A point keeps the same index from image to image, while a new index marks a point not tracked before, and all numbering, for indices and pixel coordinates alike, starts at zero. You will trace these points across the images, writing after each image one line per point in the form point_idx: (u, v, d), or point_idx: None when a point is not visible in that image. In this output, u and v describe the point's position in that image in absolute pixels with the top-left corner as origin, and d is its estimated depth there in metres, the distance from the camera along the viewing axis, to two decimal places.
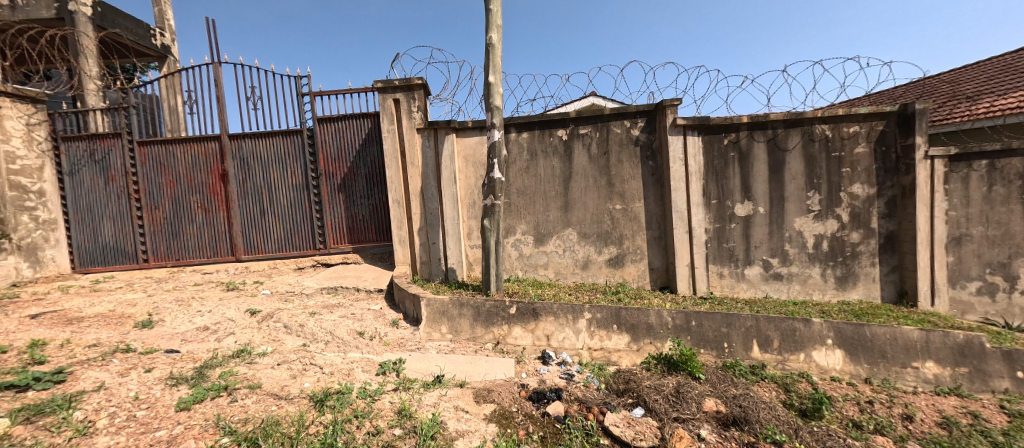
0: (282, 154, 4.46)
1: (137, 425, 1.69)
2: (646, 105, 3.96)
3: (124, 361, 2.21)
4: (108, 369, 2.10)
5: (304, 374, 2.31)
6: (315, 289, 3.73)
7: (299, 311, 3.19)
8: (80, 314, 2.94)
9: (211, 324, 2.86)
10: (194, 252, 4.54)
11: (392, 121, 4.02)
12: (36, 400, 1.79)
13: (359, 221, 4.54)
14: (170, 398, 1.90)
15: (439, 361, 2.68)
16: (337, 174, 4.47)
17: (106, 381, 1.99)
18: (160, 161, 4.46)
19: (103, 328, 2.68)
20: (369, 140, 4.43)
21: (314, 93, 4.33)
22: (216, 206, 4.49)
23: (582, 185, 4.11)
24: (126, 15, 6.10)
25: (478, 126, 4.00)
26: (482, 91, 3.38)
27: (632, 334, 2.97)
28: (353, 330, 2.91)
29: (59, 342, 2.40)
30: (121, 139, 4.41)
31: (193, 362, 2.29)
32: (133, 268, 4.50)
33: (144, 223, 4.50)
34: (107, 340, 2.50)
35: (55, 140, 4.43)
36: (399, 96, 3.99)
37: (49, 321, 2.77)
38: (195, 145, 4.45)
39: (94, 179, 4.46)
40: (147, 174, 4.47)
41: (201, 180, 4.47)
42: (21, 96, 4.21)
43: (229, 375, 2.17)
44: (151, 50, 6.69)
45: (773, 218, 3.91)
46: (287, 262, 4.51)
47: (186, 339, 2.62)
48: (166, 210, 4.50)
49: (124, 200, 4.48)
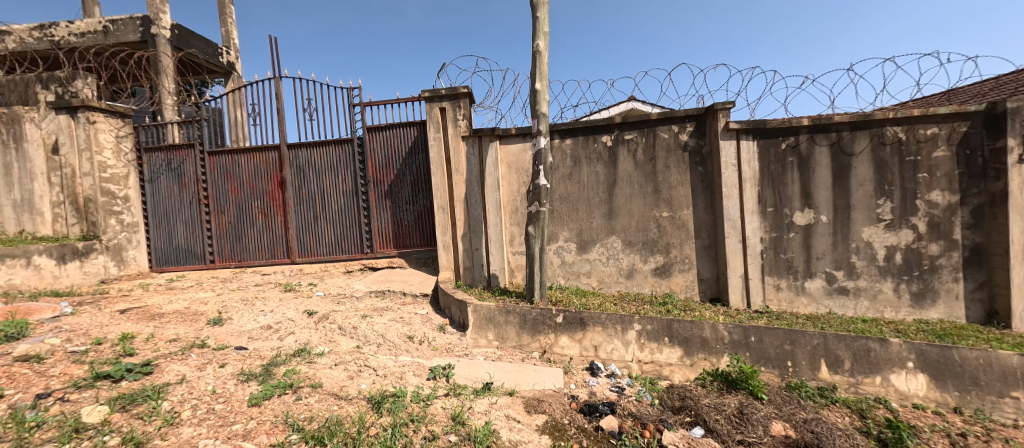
0: (334, 162, 4.68)
1: (215, 418, 1.80)
2: (696, 109, 3.80)
3: (200, 356, 2.37)
4: (188, 363, 2.26)
5: (360, 375, 2.38)
6: (365, 292, 3.86)
7: (352, 313, 3.30)
8: (161, 311, 3.20)
9: (274, 323, 3.03)
10: (255, 254, 4.84)
11: (438, 130, 4.12)
12: (130, 389, 1.95)
13: (404, 227, 4.67)
14: (242, 394, 2.02)
15: (488, 367, 2.68)
16: (385, 181, 4.63)
17: (186, 374, 2.14)
18: (226, 169, 4.82)
19: (180, 324, 2.90)
20: (415, 148, 4.56)
21: (365, 103, 4.52)
22: (274, 211, 4.78)
23: (627, 192, 4.01)
24: (199, 36, 6.67)
25: (521, 133, 4.00)
26: (528, 98, 3.38)
27: (685, 348, 2.83)
28: (403, 334, 2.97)
29: (144, 336, 2.62)
30: (194, 149, 4.81)
31: (260, 360, 2.42)
32: (201, 268, 4.87)
33: (211, 226, 4.86)
34: (184, 336, 2.69)
35: (139, 150, 4.89)
36: (444, 105, 4.09)
37: (135, 316, 3.03)
38: (257, 154, 4.77)
39: (169, 186, 4.88)
40: (215, 181, 4.83)
41: (261, 187, 4.78)
42: (112, 112, 4.68)
43: (292, 373, 2.27)
44: (219, 67, 7.27)
45: (838, 227, 3.63)
46: (337, 265, 4.70)
47: (252, 337, 2.78)
48: (230, 215, 4.84)
49: (195, 205, 4.86)
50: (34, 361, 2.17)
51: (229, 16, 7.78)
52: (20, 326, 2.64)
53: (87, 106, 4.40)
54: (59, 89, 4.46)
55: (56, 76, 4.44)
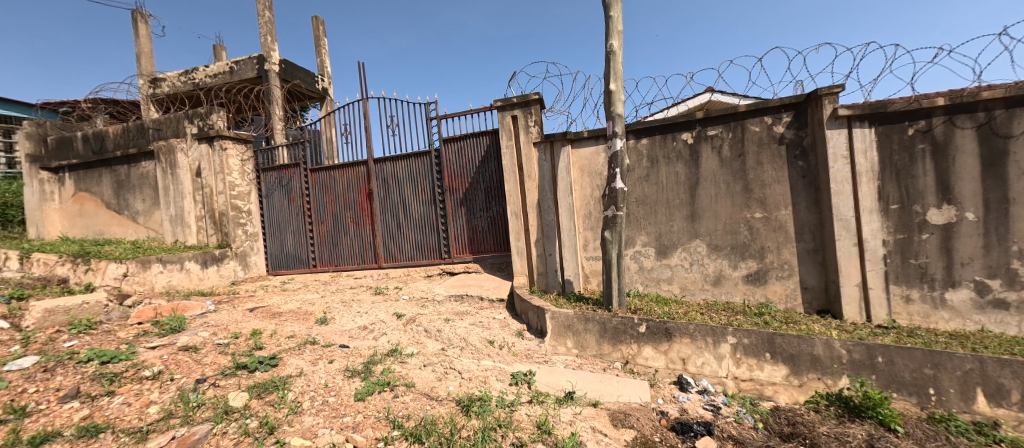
0: (415, 173, 5.00)
1: (329, 410, 2.02)
2: (794, 97, 3.39)
3: (313, 352, 2.68)
4: (304, 358, 2.57)
5: (447, 377, 2.50)
6: (445, 296, 4.06)
7: (435, 316, 3.49)
8: (279, 310, 3.69)
9: (369, 324, 3.32)
10: (349, 259, 5.37)
11: (510, 137, 4.20)
12: (262, 379, 2.28)
13: (478, 233, 4.83)
14: (349, 388, 2.24)
15: (570, 376, 2.64)
16: (460, 190, 4.83)
17: (303, 368, 2.43)
18: (324, 184, 5.41)
19: (295, 322, 3.31)
20: (488, 156, 4.69)
21: (441, 116, 4.76)
22: (364, 221, 5.26)
23: (712, 192, 3.69)
24: (300, 68, 7.61)
25: (594, 135, 3.90)
26: (602, 100, 3.28)
27: (792, 366, 2.52)
28: (484, 339, 3.06)
29: (268, 332, 3.03)
30: (299, 168, 5.49)
31: (361, 357, 2.66)
32: (306, 271, 5.53)
33: (313, 235, 5.49)
34: (298, 333, 3.07)
35: (257, 171, 5.71)
36: (516, 112, 4.15)
37: (260, 314, 3.53)
38: (349, 170, 5.28)
39: (280, 200, 5.62)
40: (315, 195, 5.46)
41: (353, 199, 5.29)
42: (238, 139, 5.51)
43: (389, 372, 2.46)
44: (316, 93, 8.21)
45: (991, 226, 2.96)
46: (418, 270, 5.00)
47: (352, 336, 3.07)
48: (328, 224, 5.42)
49: (300, 216, 5.54)
50: (193, 351, 2.64)
51: (323, 47, 8.77)
52: (181, 320, 3.22)
53: (220, 135, 5.23)
54: (201, 122, 5.36)
55: (198, 112, 5.35)
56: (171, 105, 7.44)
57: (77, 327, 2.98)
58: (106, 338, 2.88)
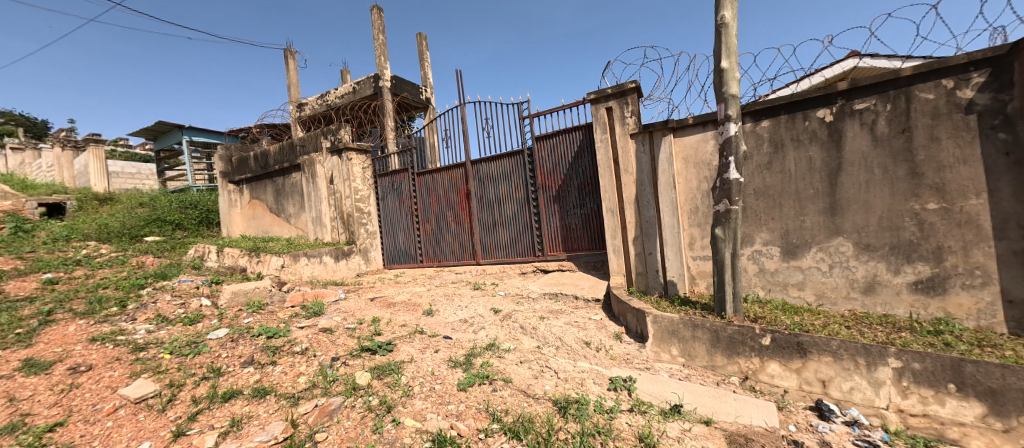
0: (509, 172, 5.13)
1: (436, 396, 2.19)
2: (992, 49, 2.51)
3: (421, 341, 2.94)
4: (414, 346, 2.83)
5: (543, 376, 2.50)
6: (540, 293, 4.08)
7: (531, 313, 3.53)
8: (393, 300, 4.13)
9: (469, 317, 3.51)
10: (450, 255, 5.77)
11: (604, 131, 4.02)
12: (381, 361, 2.57)
13: (572, 230, 4.74)
14: (453, 378, 2.39)
15: (676, 387, 2.42)
16: (553, 187, 4.81)
17: (414, 354, 2.68)
18: (428, 186, 5.90)
19: (407, 312, 3.67)
20: (581, 151, 4.57)
21: (533, 115, 4.78)
22: (463, 219, 5.59)
23: (861, 179, 3.01)
24: (408, 81, 8.41)
25: (701, 121, 3.49)
26: (712, 81, 2.90)
27: (992, 404, 1.91)
28: (580, 339, 2.99)
29: (386, 320, 3.42)
30: (408, 172, 6.09)
31: (463, 349, 2.82)
32: (414, 266, 6.11)
33: (420, 233, 6.04)
34: (409, 322, 3.39)
35: (375, 177, 6.50)
36: (611, 104, 3.95)
37: (379, 303, 4.01)
38: (449, 172, 5.67)
39: (393, 202, 6.31)
40: (421, 196, 5.99)
41: (453, 199, 5.66)
42: (360, 150, 6.31)
43: (488, 366, 2.56)
44: (420, 103, 9.00)
45: None
46: (513, 267, 5.13)
47: (454, 328, 3.28)
48: (432, 223, 5.91)
49: (409, 216, 6.14)
50: (329, 332, 3.11)
51: (426, 60, 9.57)
52: (320, 305, 3.82)
53: (347, 147, 6.07)
54: (333, 138, 6.27)
55: (330, 129, 6.28)
56: (311, 125, 8.91)
57: (252, 307, 3.75)
58: (271, 317, 3.58)
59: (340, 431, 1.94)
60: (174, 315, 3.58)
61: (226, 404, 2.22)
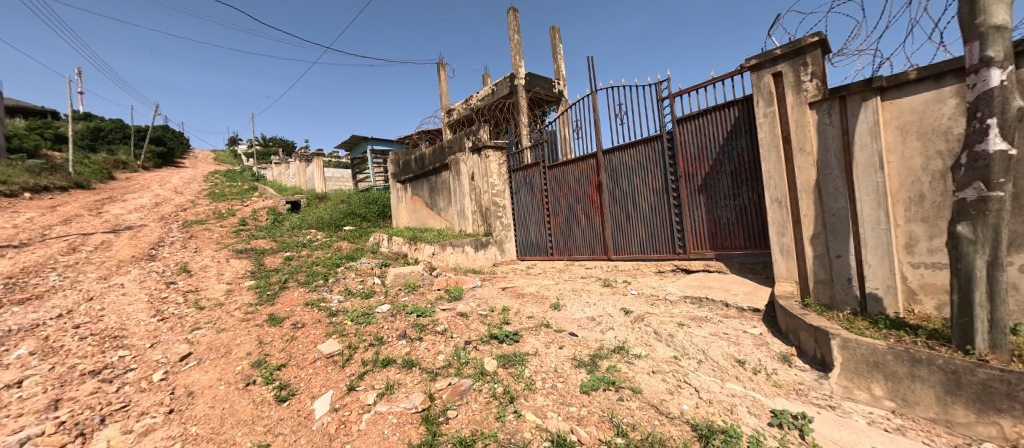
0: (645, 160, 4.68)
1: (558, 395, 2.12)
2: None
3: (546, 335, 2.92)
4: (539, 339, 2.83)
5: (681, 393, 2.16)
6: (680, 296, 3.60)
7: (668, 318, 3.14)
8: (523, 291, 4.26)
9: (597, 315, 3.33)
10: (580, 249, 5.66)
11: (770, 101, 3.23)
12: (507, 351, 2.64)
13: (723, 225, 4.04)
14: (576, 379, 2.28)
15: (880, 442, 1.76)
16: (698, 175, 4.18)
17: (538, 348, 2.67)
18: (559, 179, 5.89)
19: (534, 304, 3.72)
20: (736, 131, 3.83)
21: (674, 94, 4.20)
22: (594, 212, 5.38)
23: None
24: (541, 76, 8.55)
25: (935, 73, 2.48)
26: (958, 11, 1.98)
27: None
28: (730, 356, 2.50)
29: (514, 310, 3.53)
30: (540, 166, 6.19)
31: (588, 349, 2.68)
32: (545, 259, 6.21)
33: (550, 226, 6.09)
34: (536, 314, 3.42)
35: (510, 172, 6.84)
36: (781, 68, 3.16)
37: (509, 293, 4.18)
38: (580, 164, 5.52)
39: (526, 196, 6.53)
40: (552, 190, 6.02)
41: (584, 191, 5.50)
42: (495, 148, 6.66)
43: (614, 371, 2.35)
44: (553, 97, 9.06)
45: None
46: (648, 264, 4.69)
47: (581, 325, 3.16)
48: (562, 216, 5.88)
49: (540, 210, 6.26)
50: (465, 316, 3.37)
51: (559, 53, 9.54)
52: (460, 290, 4.21)
53: (485, 146, 6.51)
54: (473, 138, 6.78)
55: (471, 129, 6.84)
56: (458, 128, 9.94)
57: (408, 288, 4.39)
58: (421, 297, 4.12)
59: (467, 413, 2.06)
60: (356, 289, 4.47)
61: (384, 369, 2.61)
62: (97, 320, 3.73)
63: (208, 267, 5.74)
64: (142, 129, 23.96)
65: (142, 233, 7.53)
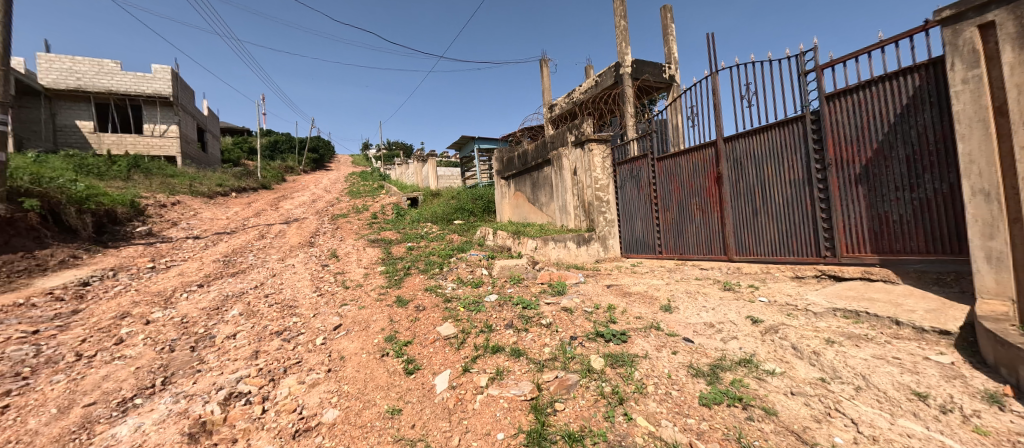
0: (779, 147, 4.04)
1: (673, 403, 1.98)
2: None
3: (657, 338, 2.75)
4: (649, 342, 2.68)
5: (831, 422, 1.82)
6: (827, 308, 3.02)
7: (810, 333, 2.67)
8: (629, 290, 4.07)
9: (716, 322, 3.01)
10: (694, 248, 5.16)
11: (976, 62, 2.45)
12: (615, 351, 2.57)
13: (891, 223, 3.26)
14: (693, 389, 2.10)
15: None
16: (855, 162, 3.44)
17: (649, 351, 2.53)
18: (670, 172, 5.44)
19: (642, 304, 3.53)
20: (916, 104, 3.04)
21: (822, 66, 3.51)
22: (711, 208, 4.85)
23: None
24: (649, 62, 8.00)
25: None
26: None
27: None
28: (904, 387, 2.01)
29: (621, 309, 3.40)
30: (648, 159, 5.81)
31: (707, 358, 2.44)
32: (652, 257, 5.83)
33: (659, 222, 5.68)
34: (645, 315, 3.25)
35: (614, 166, 6.56)
36: (993, 18, 2.38)
37: (615, 291, 4.04)
38: (696, 154, 5.02)
39: (632, 190, 6.20)
40: (662, 183, 5.59)
41: (699, 184, 4.99)
42: (600, 141, 6.46)
43: (740, 386, 2.10)
44: (663, 83, 8.40)
45: None
46: (782, 268, 4.04)
47: (697, 331, 2.89)
48: (673, 212, 5.43)
49: (648, 205, 5.87)
50: (569, 312, 3.37)
51: (670, 34, 8.80)
52: (563, 285, 4.22)
53: (589, 139, 6.37)
54: (576, 132, 6.68)
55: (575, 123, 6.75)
56: (560, 123, 9.93)
57: (514, 280, 4.58)
58: (526, 290, 4.26)
59: (575, 407, 2.06)
60: (466, 279, 4.83)
61: (494, 355, 2.78)
62: (278, 292, 4.75)
63: (350, 253, 6.84)
64: (303, 140, 29.57)
65: (305, 225, 9.31)
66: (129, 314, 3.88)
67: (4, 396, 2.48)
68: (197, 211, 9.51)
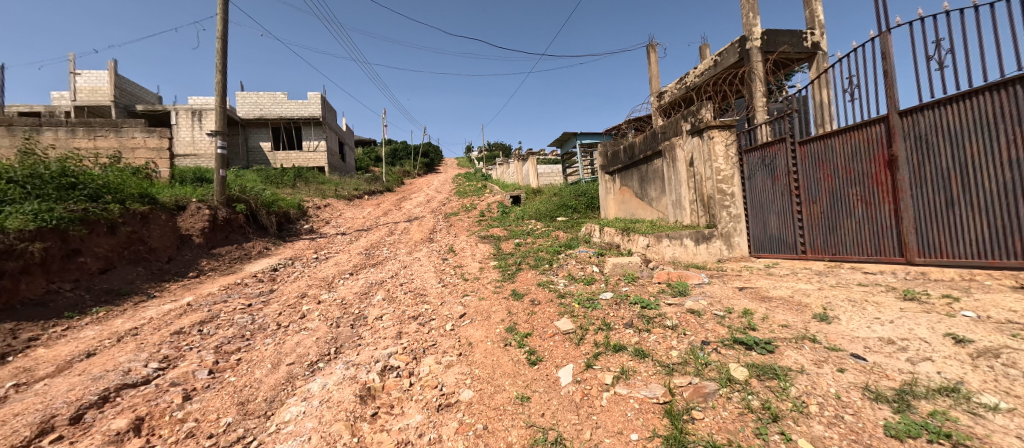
0: (992, 116, 3.11)
1: (846, 429, 1.70)
2: None
3: (815, 351, 2.36)
4: (804, 355, 2.32)
5: None
6: None
7: None
8: (768, 294, 3.58)
9: (897, 338, 2.46)
10: (853, 247, 4.31)
11: None
12: (760, 361, 2.30)
13: None
14: (874, 416, 1.76)
15: None
16: None
17: (805, 365, 2.20)
18: (818, 156, 4.61)
19: (788, 311, 3.08)
20: None
21: None
22: (879, 198, 3.98)
23: None
24: (784, 31, 6.89)
25: None
26: None
27: None
28: None
29: (761, 315, 3.02)
30: (786, 143, 5.01)
31: (890, 381, 2.02)
32: (793, 258, 5.04)
33: (803, 217, 4.88)
34: (794, 324, 2.82)
35: (740, 153, 5.80)
36: None
37: (750, 295, 3.60)
38: (857, 133, 4.16)
39: (764, 180, 5.43)
40: (807, 171, 4.78)
41: (861, 170, 4.14)
42: (723, 127, 5.76)
43: (945, 419, 1.69)
44: (803, 53, 7.15)
45: None
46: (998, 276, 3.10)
47: (869, 347, 2.40)
48: (823, 204, 4.61)
49: (786, 197, 5.07)
50: (697, 314, 3.12)
51: None
52: (685, 286, 3.92)
53: (709, 126, 5.69)
54: (693, 119, 6.07)
55: (691, 110, 6.11)
56: (670, 111, 9.18)
57: (628, 279, 4.42)
58: (643, 289, 4.08)
59: (716, 418, 1.91)
60: (578, 276, 4.82)
61: (617, 354, 2.73)
62: (410, 282, 5.41)
63: (465, 249, 7.41)
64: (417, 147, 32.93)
65: (424, 223, 10.37)
66: (306, 295, 4.85)
67: (238, 351, 3.33)
68: (342, 212, 11.33)
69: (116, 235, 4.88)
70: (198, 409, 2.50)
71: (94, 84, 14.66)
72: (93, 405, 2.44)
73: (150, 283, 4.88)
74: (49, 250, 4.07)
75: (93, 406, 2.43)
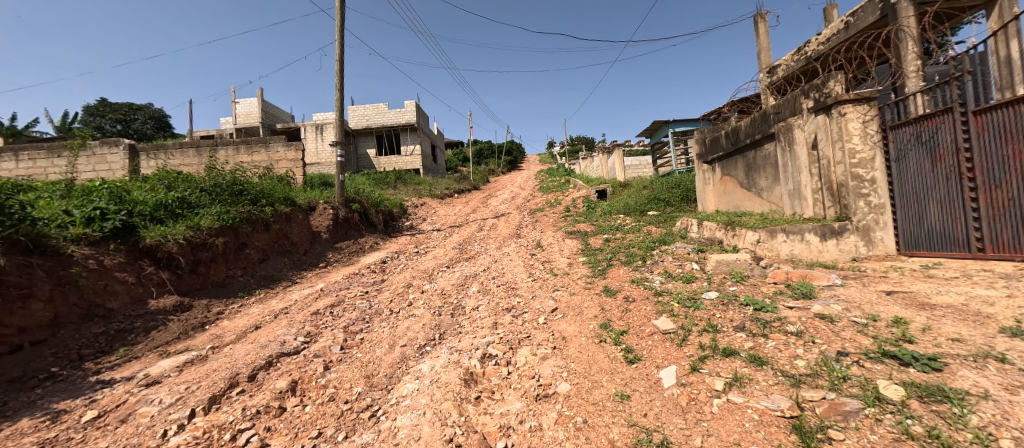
0: None
1: None
2: None
3: (1005, 374, 1.88)
4: (988, 377, 1.86)
5: None
6: None
7: None
8: (929, 301, 2.93)
9: None
10: None
11: None
12: (922, 381, 1.91)
13: None
14: None
15: None
16: None
17: (989, 390, 1.77)
18: (1006, 128, 3.68)
19: (961, 323, 2.48)
20: None
21: None
22: None
23: None
24: None
25: None
26: None
27: None
28: None
29: (919, 326, 2.50)
30: (954, 113, 4.05)
31: None
32: (964, 257, 4.09)
33: (979, 205, 3.93)
34: (969, 339, 2.28)
35: (884, 130, 4.81)
36: None
37: (901, 300, 2.99)
38: None
39: (917, 162, 4.45)
40: (986, 147, 3.85)
41: None
42: (859, 100, 4.82)
43: None
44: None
45: None
46: None
47: None
48: (1013, 189, 3.67)
49: (954, 181, 4.11)
50: (829, 321, 2.70)
51: None
52: (810, 288, 3.40)
53: (839, 101, 4.81)
54: (817, 94, 5.18)
55: (815, 84, 5.22)
56: (785, 87, 7.99)
57: (736, 277, 4.01)
58: (755, 289, 3.67)
59: (861, 441, 1.65)
60: (675, 273, 4.52)
61: (727, 359, 2.50)
62: (501, 276, 5.63)
63: (552, 244, 7.45)
64: (501, 145, 33.95)
65: (510, 219, 10.68)
66: (412, 285, 5.37)
67: (361, 331, 3.83)
68: (436, 209, 12.25)
69: (269, 232, 5.96)
70: (335, 378, 2.94)
71: (248, 109, 18.00)
72: (263, 367, 3.03)
73: (292, 271, 5.87)
74: (228, 243, 5.16)
75: (262, 368, 3.02)
